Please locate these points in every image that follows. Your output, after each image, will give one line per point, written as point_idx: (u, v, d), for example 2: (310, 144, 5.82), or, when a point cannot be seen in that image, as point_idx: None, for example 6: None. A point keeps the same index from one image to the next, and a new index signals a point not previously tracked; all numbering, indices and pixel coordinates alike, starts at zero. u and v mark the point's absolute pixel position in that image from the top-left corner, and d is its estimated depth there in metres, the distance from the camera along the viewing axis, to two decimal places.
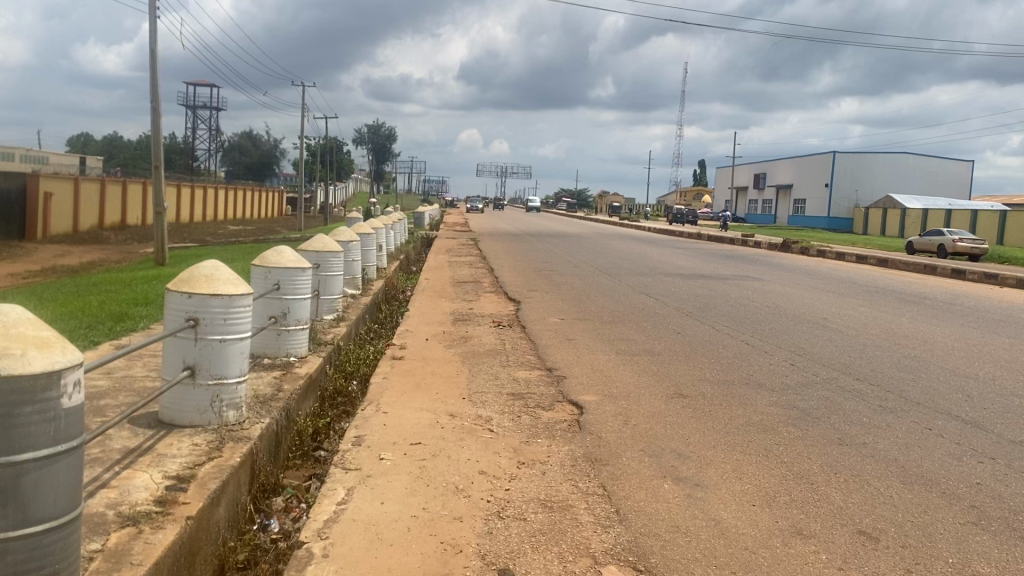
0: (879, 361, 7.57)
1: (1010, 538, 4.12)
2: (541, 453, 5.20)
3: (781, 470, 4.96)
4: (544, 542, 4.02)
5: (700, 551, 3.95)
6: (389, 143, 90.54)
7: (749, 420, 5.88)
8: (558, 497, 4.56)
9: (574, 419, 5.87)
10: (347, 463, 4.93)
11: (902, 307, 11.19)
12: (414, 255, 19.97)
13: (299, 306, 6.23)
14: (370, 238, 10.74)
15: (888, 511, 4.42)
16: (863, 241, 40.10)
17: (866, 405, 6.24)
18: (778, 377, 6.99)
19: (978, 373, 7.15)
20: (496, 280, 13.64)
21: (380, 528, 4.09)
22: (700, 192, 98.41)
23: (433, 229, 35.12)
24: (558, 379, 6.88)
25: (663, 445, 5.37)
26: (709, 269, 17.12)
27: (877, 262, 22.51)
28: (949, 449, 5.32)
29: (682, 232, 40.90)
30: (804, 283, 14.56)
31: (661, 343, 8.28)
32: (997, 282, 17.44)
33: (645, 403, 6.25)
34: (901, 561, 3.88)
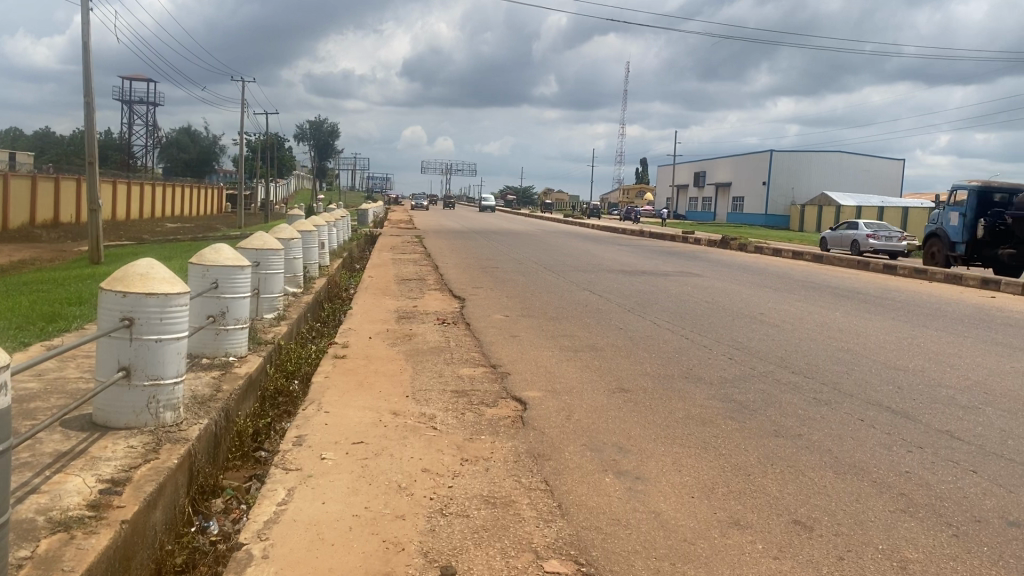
0: (813, 355, 7.76)
1: (936, 524, 4.27)
2: (484, 449, 5.21)
3: (719, 462, 5.06)
4: (486, 538, 4.03)
5: (640, 543, 4.01)
6: (331, 139, 89.50)
7: (688, 414, 5.97)
8: (501, 493, 4.58)
9: (517, 415, 5.90)
10: (287, 463, 4.88)
11: (837, 302, 11.49)
12: (357, 253, 19.80)
13: (238, 305, 6.13)
14: (312, 236, 10.61)
15: (823, 500, 4.54)
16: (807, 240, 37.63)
17: (801, 397, 6.40)
18: (716, 371, 7.11)
19: (907, 366, 7.37)
20: (440, 277, 13.61)
21: (320, 527, 4.06)
22: (643, 189, 99.46)
23: (376, 227, 34.85)
24: (501, 376, 6.90)
25: (605, 439, 5.42)
26: (650, 265, 17.31)
27: (812, 257, 23.06)
28: (880, 440, 5.49)
29: (624, 230, 41.44)
30: (745, 279, 14.81)
31: (603, 339, 8.35)
32: (927, 276, 18.00)
33: (588, 398, 6.31)
34: (834, 549, 3.99)
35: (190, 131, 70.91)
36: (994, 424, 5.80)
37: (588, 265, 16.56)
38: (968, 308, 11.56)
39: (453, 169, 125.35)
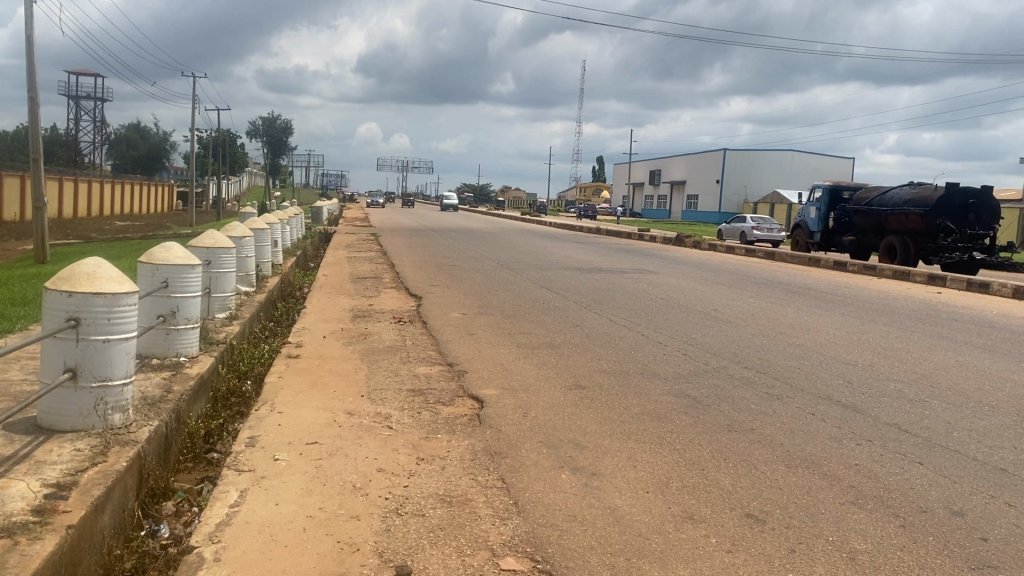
0: (765, 350, 7.88)
1: (884, 515, 4.36)
2: (440, 448, 5.19)
3: (673, 457, 5.11)
4: (442, 537, 4.01)
5: (596, 539, 4.02)
6: (285, 136, 88.40)
7: (644, 410, 6.01)
8: (457, 491, 4.56)
9: (474, 413, 5.89)
10: (240, 464, 4.80)
11: (789, 298, 11.68)
12: (312, 252, 19.61)
13: (188, 304, 6.03)
14: (265, 233, 10.48)
15: (775, 494, 4.61)
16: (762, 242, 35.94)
17: (754, 392, 6.49)
18: (671, 367, 7.18)
19: (856, 360, 7.52)
20: (396, 275, 13.54)
21: (274, 529, 4.00)
22: (599, 187, 100.11)
23: (331, 224, 34.57)
24: (458, 374, 6.88)
25: (561, 436, 5.44)
26: (607, 263, 17.41)
27: (764, 254, 23.45)
28: (831, 433, 5.59)
29: (581, 227, 41.70)
30: (700, 276, 14.97)
31: (560, 336, 8.37)
32: (875, 272, 18.39)
33: (544, 395, 6.32)
34: (786, 541, 4.05)
35: (140, 127, 69.53)
36: (939, 417, 5.94)
37: (545, 263, 16.60)
38: (914, 304, 11.84)
39: (410, 166, 124.63)
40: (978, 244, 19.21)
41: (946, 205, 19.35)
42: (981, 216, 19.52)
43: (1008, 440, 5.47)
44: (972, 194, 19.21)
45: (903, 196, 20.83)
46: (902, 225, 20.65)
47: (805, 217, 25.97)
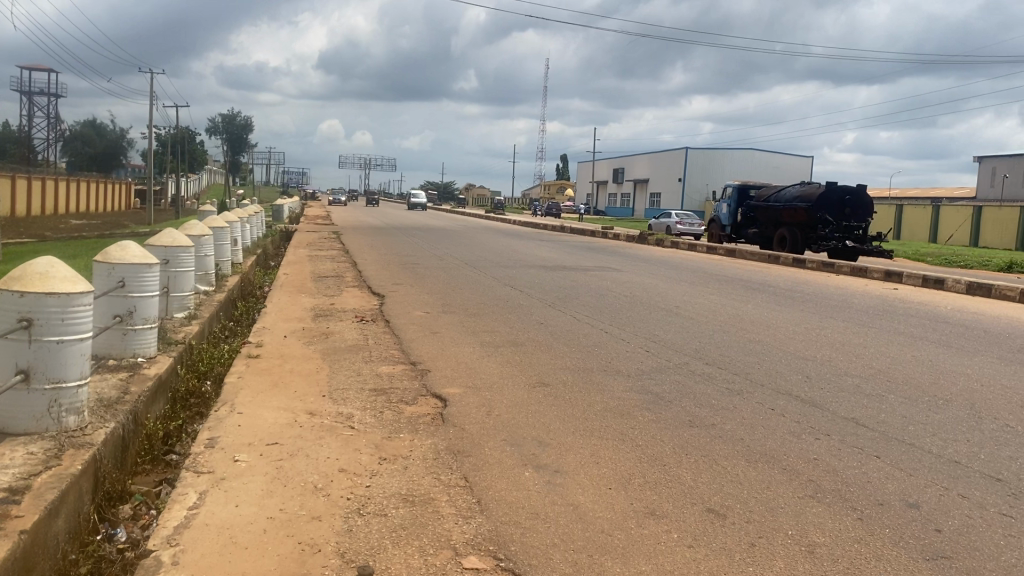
0: (726, 346, 7.95)
1: (842, 509, 4.42)
2: (403, 447, 5.16)
3: (636, 453, 5.14)
4: (405, 537, 3.99)
5: (559, 536, 4.03)
6: (245, 133, 87.27)
7: (607, 407, 6.03)
8: (420, 490, 4.54)
9: (437, 412, 5.87)
10: (199, 466, 4.73)
11: (750, 295, 11.80)
12: (273, 250, 19.41)
13: (146, 304, 5.92)
14: (225, 232, 10.35)
15: (735, 489, 4.65)
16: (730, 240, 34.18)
17: (715, 387, 6.55)
18: (634, 364, 7.22)
19: (814, 355, 7.64)
20: (359, 274, 13.46)
21: (234, 531, 3.95)
22: (562, 185, 100.52)
23: (293, 222, 34.24)
24: (421, 373, 6.85)
25: (524, 434, 5.44)
26: (570, 261, 17.49)
27: (725, 252, 23.69)
28: (790, 428, 5.66)
29: (545, 225, 41.84)
30: (662, 273, 15.08)
31: (524, 334, 8.38)
32: (833, 269, 18.68)
33: (508, 393, 6.31)
34: (746, 535, 4.09)
35: (96, 124, 68.15)
36: (895, 411, 6.05)
37: (509, 261, 16.61)
38: (872, 299, 12.04)
39: (373, 164, 123.77)
40: (852, 235, 22.34)
41: (827, 200, 22.41)
42: (858, 209, 22.67)
43: (961, 433, 5.59)
44: (849, 191, 22.32)
45: (797, 192, 23.70)
46: (796, 217, 23.52)
47: (720, 212, 28.79)
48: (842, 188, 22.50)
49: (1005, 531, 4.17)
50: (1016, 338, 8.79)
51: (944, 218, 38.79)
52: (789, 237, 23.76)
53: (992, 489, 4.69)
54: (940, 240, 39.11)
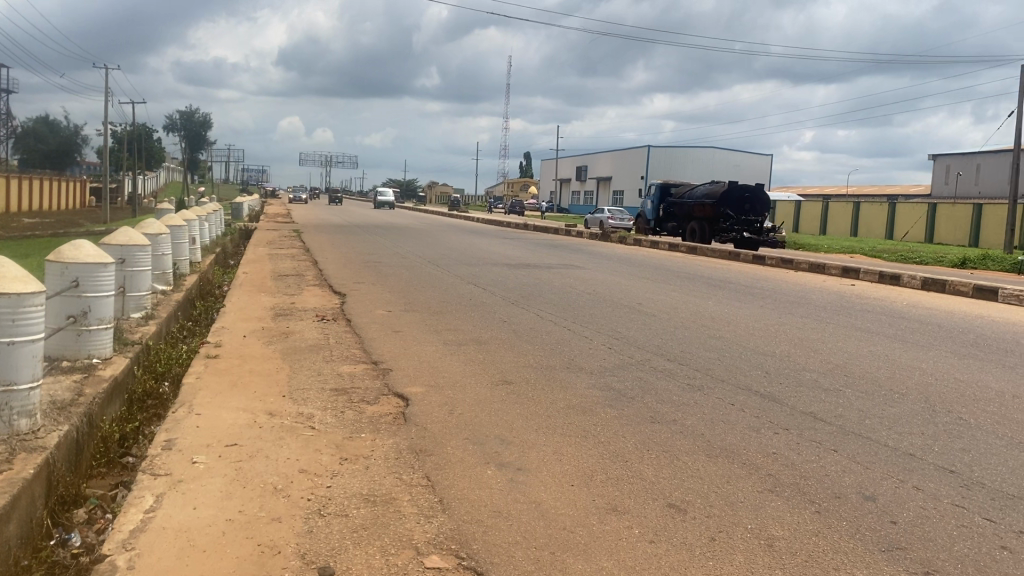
0: (686, 342, 8.03)
1: (800, 502, 4.48)
2: (364, 447, 5.12)
3: (598, 449, 5.16)
4: (366, 537, 3.96)
5: (521, 534, 4.03)
6: (204, 130, 86.01)
7: (570, 404, 6.05)
8: (381, 490, 4.51)
9: (399, 411, 5.84)
10: (156, 468, 4.65)
11: (711, 292, 11.92)
12: (232, 249, 19.15)
13: (101, 304, 5.81)
14: (183, 231, 10.20)
15: (696, 484, 4.69)
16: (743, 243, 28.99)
17: (676, 383, 6.60)
18: (597, 361, 7.25)
19: (774, 351, 7.73)
20: (319, 273, 13.34)
21: (191, 534, 3.90)
22: (525, 183, 100.70)
23: (253, 221, 33.83)
24: (382, 372, 6.81)
25: (486, 432, 5.43)
26: (534, 258, 17.51)
27: (686, 249, 23.90)
28: (750, 422, 5.72)
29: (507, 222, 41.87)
30: (624, 270, 15.17)
31: (487, 332, 8.38)
32: (792, 265, 18.92)
33: (470, 392, 6.30)
34: (707, 530, 4.13)
35: (48, 119, 66.60)
36: (853, 405, 6.14)
37: (472, 259, 16.61)
38: (830, 295, 12.23)
39: (334, 161, 122.65)
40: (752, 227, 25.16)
41: (729, 197, 25.19)
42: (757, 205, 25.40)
43: (916, 426, 5.70)
44: (748, 189, 25.09)
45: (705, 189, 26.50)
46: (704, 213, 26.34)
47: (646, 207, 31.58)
48: (742, 187, 25.10)
49: (957, 521, 4.26)
50: (968, 332, 8.98)
51: (900, 216, 39.47)
52: (699, 230, 26.58)
53: (945, 480, 4.78)
54: (896, 236, 39.81)
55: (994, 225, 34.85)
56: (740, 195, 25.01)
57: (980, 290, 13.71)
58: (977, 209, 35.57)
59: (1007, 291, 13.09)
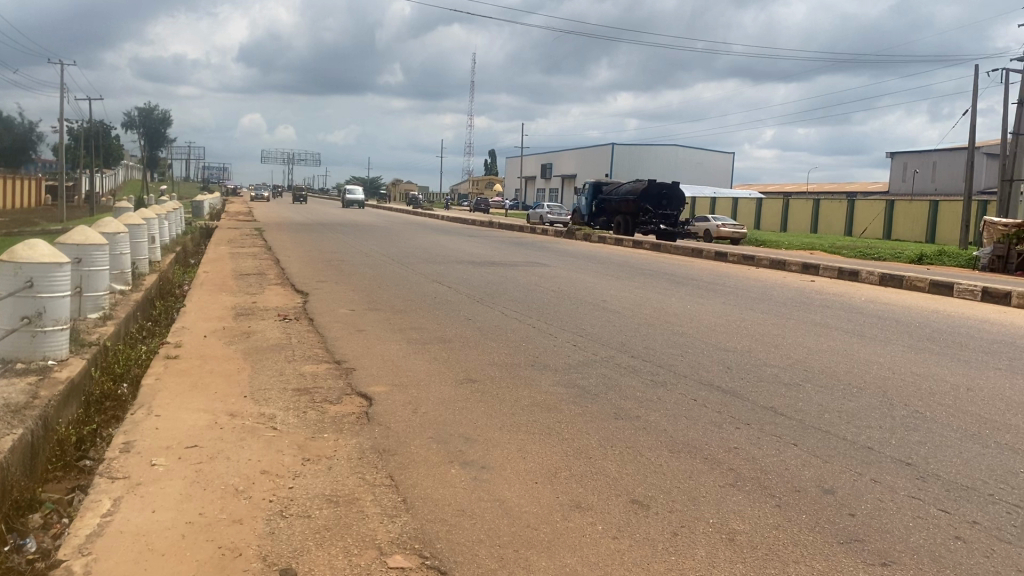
0: (650, 339, 8.08)
1: (760, 496, 4.53)
2: (326, 448, 5.09)
3: (562, 446, 5.18)
4: (328, 538, 3.94)
5: (484, 533, 4.03)
6: (163, 127, 84.71)
7: (534, 401, 6.06)
8: (344, 491, 4.48)
9: (361, 411, 5.80)
10: (114, 472, 4.57)
11: (675, 288, 12.02)
12: (193, 247, 18.90)
13: (56, 305, 5.71)
14: (141, 230, 10.04)
15: (659, 479, 4.72)
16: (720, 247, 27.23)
17: (640, 380, 6.65)
18: (561, 358, 7.27)
19: (735, 346, 7.82)
20: (281, 271, 13.22)
21: (150, 538, 3.84)
22: (490, 180, 100.76)
23: (214, 219, 33.42)
24: (345, 372, 6.77)
25: (450, 431, 5.42)
26: (499, 255, 17.52)
27: (650, 246, 24.08)
28: (712, 418, 5.78)
29: (472, 220, 41.82)
30: (589, 267, 15.24)
31: (451, 330, 8.37)
32: (754, 262, 19.14)
33: (434, 390, 6.29)
34: (669, 525, 4.16)
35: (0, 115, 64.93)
36: (812, 399, 6.23)
37: (436, 256, 16.57)
38: (790, 291, 12.40)
39: (296, 157, 121.31)
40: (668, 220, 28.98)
41: (648, 193, 29.26)
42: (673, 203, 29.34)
43: (874, 420, 5.80)
44: (664, 188, 29.10)
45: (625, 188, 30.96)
46: (630, 207, 29.92)
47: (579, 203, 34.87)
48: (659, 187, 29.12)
49: (913, 513, 4.34)
50: (924, 327, 9.17)
51: (859, 212, 40.13)
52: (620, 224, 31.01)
53: (902, 473, 4.88)
54: (855, 233, 40.47)
55: (950, 221, 35.56)
56: (658, 193, 29.18)
57: (936, 285, 14.00)
58: (933, 205, 36.29)
59: (962, 286, 13.39)
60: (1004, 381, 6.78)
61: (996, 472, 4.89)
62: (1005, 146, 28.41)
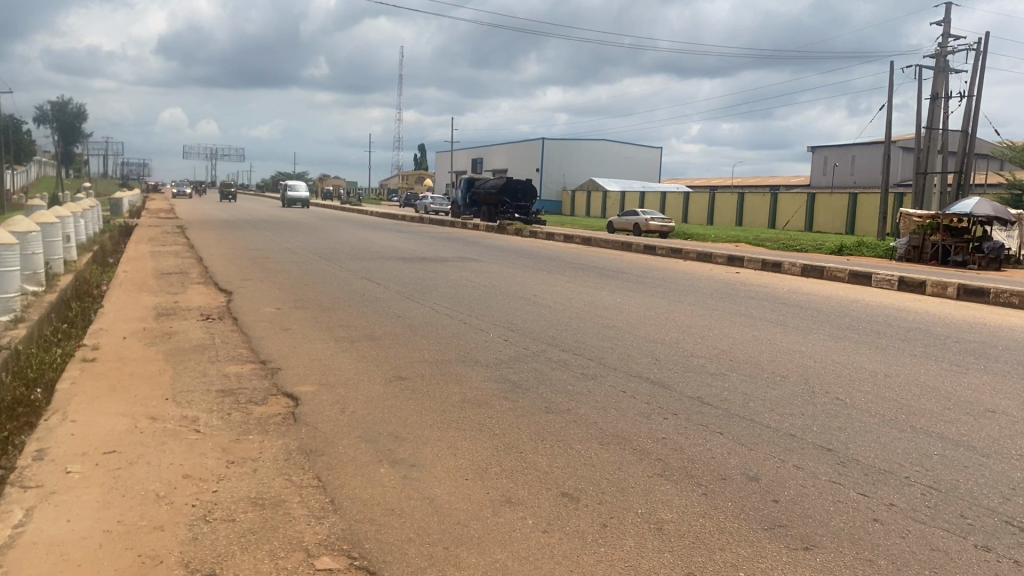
0: (581, 332, 8.13)
1: (688, 485, 4.61)
2: (252, 449, 4.98)
3: (492, 442, 5.17)
4: (254, 541, 3.85)
5: (414, 531, 3.99)
6: (77, 121, 81.77)
7: (464, 398, 6.02)
8: (270, 493, 4.39)
9: (288, 411, 5.69)
10: (26, 480, 4.38)
11: (604, 282, 12.12)
12: (111, 243, 18.30)
13: None
14: (55, 228, 9.72)
15: (588, 471, 4.76)
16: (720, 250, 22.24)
17: (570, 373, 6.69)
18: (492, 353, 7.26)
19: (665, 338, 7.92)
20: (205, 270, 12.91)
21: (65, 548, 3.69)
22: (420, 176, 100.29)
23: (131, 216, 32.47)
24: (271, 372, 6.63)
25: (380, 430, 5.35)
26: (429, 251, 17.42)
27: (581, 241, 24.20)
28: (641, 409, 5.85)
29: (401, 215, 41.50)
30: (519, 262, 15.28)
31: (381, 327, 8.28)
32: (681, 255, 19.44)
33: (363, 389, 6.20)
34: (599, 517, 4.19)
35: None
36: (737, 389, 6.35)
37: (366, 252, 16.39)
38: (716, 283, 12.62)
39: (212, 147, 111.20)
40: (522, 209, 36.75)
41: (507, 189, 36.93)
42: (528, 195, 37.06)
43: (796, 407, 5.94)
44: (521, 184, 36.60)
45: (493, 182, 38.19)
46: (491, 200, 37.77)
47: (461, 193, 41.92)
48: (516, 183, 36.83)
49: (834, 497, 4.47)
50: (843, 316, 9.43)
51: (782, 205, 41.21)
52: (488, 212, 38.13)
53: (824, 458, 5.01)
54: (778, 226, 41.55)
55: (868, 213, 36.80)
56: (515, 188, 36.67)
57: (855, 275, 14.43)
58: (852, 198, 37.45)
59: (879, 276, 13.83)
60: (918, 367, 7.02)
61: (912, 455, 5.07)
62: (919, 139, 29.40)
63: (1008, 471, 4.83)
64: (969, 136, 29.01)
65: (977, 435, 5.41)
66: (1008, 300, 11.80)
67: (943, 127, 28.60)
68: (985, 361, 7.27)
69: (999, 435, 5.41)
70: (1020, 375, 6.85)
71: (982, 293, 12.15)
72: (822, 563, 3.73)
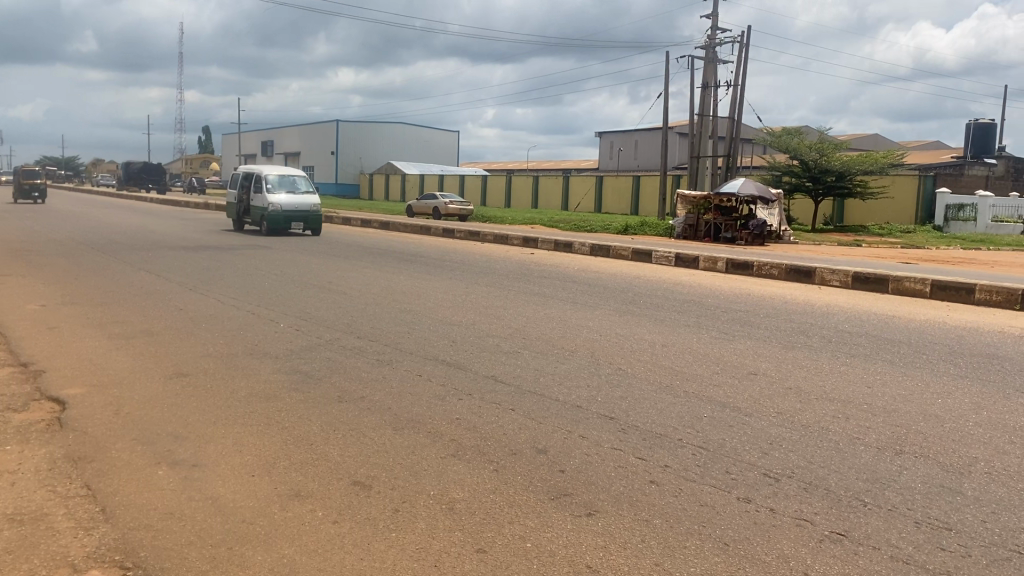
0: (376, 318, 8.08)
1: (479, 462, 4.71)
2: (10, 461, 4.56)
3: (281, 436, 5.02)
4: (10, 562, 3.53)
5: (194, 534, 3.82)
6: None
7: (252, 391, 5.82)
8: (30, 508, 4.04)
9: (53, 417, 5.25)
10: None
11: (400, 266, 12.10)
12: None
13: None
14: None
15: (380, 457, 4.75)
16: (507, 230, 22.96)
17: (365, 360, 6.64)
18: (283, 344, 7.05)
19: (461, 320, 8.05)
20: None
21: None
22: (204, 160, 94.47)
23: None
24: (34, 375, 6.09)
25: (159, 430, 5.06)
26: (218, 239, 16.57)
27: (379, 226, 23.91)
28: (435, 391, 5.90)
29: (182, 202, 39.03)
30: (311, 248, 14.91)
31: (161, 322, 7.81)
32: (479, 237, 19.72)
33: (141, 388, 5.83)
34: (390, 503, 4.19)
35: None
36: (529, 365, 6.56)
37: (146, 243, 15.33)
38: (510, 264, 12.93)
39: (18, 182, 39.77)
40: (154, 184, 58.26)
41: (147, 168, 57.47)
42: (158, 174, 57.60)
43: (583, 379, 6.25)
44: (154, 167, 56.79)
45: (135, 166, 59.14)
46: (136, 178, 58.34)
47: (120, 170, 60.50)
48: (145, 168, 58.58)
49: (616, 463, 4.74)
50: (626, 292, 9.94)
51: (573, 188, 42.91)
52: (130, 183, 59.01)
53: (606, 427, 5.29)
54: (570, 207, 43.23)
55: (649, 194, 39.09)
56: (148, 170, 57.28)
57: (637, 253, 15.35)
58: (636, 180, 39.55)
59: (659, 253, 14.79)
60: (690, 336, 7.59)
61: (685, 418, 5.46)
62: (695, 124, 31.48)
63: (766, 427, 5.33)
64: (736, 122, 31.46)
65: (740, 396, 5.93)
66: (769, 272, 12.96)
67: (714, 113, 30.79)
68: (746, 328, 7.97)
69: (759, 395, 5.97)
70: (774, 340, 7.56)
71: (746, 266, 13.27)
72: (604, 528, 3.94)
